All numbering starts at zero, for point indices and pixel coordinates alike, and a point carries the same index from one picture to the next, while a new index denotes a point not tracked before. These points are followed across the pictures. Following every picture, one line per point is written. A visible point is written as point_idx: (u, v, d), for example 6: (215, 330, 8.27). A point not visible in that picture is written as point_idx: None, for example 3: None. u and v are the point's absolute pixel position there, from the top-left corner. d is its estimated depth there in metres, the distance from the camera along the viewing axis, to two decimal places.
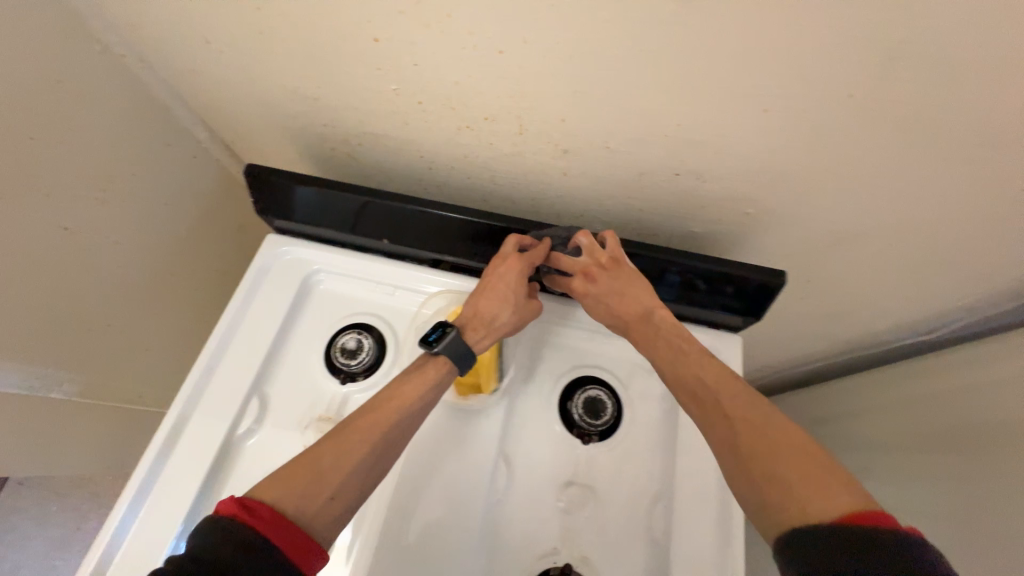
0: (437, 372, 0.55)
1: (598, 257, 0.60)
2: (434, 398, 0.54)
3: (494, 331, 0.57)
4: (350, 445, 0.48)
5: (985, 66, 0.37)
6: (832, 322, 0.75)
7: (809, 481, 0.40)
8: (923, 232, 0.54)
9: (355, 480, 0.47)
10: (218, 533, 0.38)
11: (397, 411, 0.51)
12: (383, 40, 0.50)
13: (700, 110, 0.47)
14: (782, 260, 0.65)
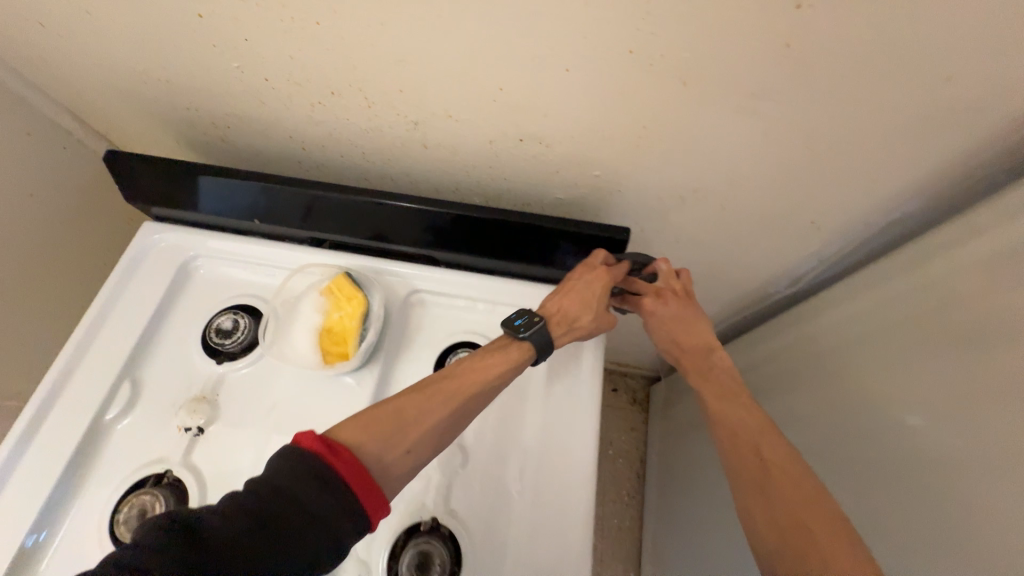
0: (518, 357, 0.53)
1: (673, 285, 0.60)
2: (509, 380, 0.52)
3: (574, 331, 0.57)
4: (421, 409, 0.47)
5: (757, 16, 0.38)
6: (720, 276, 0.77)
7: (834, 543, 0.41)
8: (763, 181, 0.56)
9: (430, 439, 0.46)
10: (307, 468, 0.38)
11: (476, 385, 0.50)
12: (207, 15, 0.47)
13: (522, 71, 0.46)
14: (649, 220, 0.65)
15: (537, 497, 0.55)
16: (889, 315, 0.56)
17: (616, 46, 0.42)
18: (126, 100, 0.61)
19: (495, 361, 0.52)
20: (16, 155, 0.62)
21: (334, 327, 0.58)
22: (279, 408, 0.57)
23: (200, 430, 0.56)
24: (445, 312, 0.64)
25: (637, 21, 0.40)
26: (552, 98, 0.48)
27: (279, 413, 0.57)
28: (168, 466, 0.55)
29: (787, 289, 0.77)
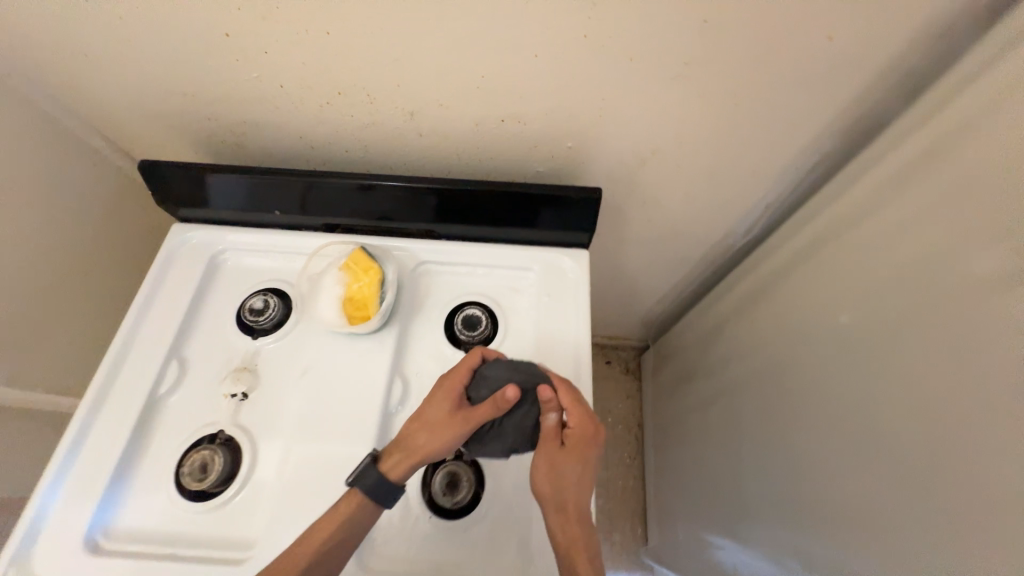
0: (347, 506, 0.54)
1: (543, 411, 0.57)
2: (366, 517, 0.54)
3: (409, 459, 0.55)
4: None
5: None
6: (688, 230, 0.87)
7: None
8: (710, 138, 0.66)
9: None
10: None
11: (346, 514, 0.54)
12: (232, 33, 0.56)
13: (500, 58, 0.56)
14: (619, 183, 0.76)
15: None
16: (822, 243, 0.67)
17: (573, 32, 0.52)
18: (153, 117, 0.69)
19: (358, 515, 0.54)
20: (55, 171, 0.69)
21: (356, 295, 0.66)
22: (313, 370, 0.65)
23: (245, 395, 0.64)
24: (450, 278, 0.73)
25: (587, 10, 0.50)
26: (525, 81, 0.58)
27: (314, 375, 0.65)
28: (221, 428, 0.62)
29: (744, 238, 0.88)
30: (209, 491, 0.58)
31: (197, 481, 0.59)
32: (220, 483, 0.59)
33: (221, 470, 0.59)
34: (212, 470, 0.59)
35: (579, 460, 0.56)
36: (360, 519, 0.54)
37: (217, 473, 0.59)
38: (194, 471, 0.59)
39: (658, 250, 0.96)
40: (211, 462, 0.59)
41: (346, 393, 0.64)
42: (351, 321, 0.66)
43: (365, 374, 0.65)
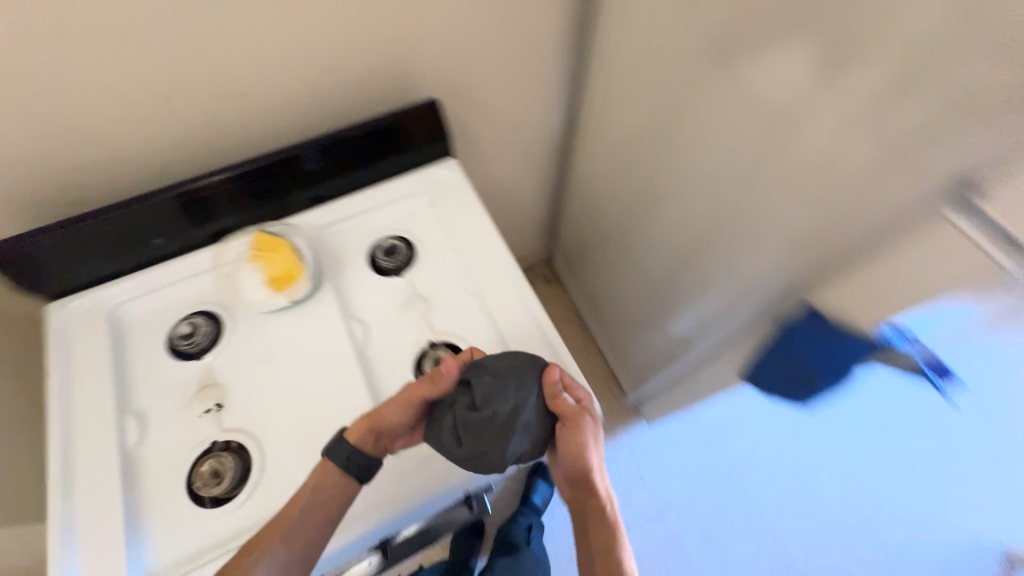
0: (314, 475, 0.59)
1: (558, 404, 0.61)
2: (324, 493, 0.58)
3: (371, 428, 0.60)
4: (280, 535, 0.56)
5: None
6: (526, 119, 1.04)
7: None
8: (501, 32, 0.81)
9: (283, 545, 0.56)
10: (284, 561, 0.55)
11: (305, 493, 0.58)
12: (24, 68, 0.55)
13: (301, 8, 0.63)
14: (454, 94, 0.88)
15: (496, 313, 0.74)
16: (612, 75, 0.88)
17: None
18: None
19: (329, 477, 0.59)
20: None
21: (274, 271, 0.70)
22: (273, 353, 0.69)
23: (219, 407, 0.66)
24: (354, 229, 0.80)
25: None
26: (332, 23, 0.67)
27: (276, 356, 0.69)
28: (213, 439, 0.64)
29: (569, 112, 1.07)
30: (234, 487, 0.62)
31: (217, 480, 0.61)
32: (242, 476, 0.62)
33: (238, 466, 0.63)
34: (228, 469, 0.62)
35: (594, 436, 0.63)
36: (330, 486, 0.59)
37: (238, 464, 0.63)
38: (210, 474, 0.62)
39: (518, 150, 1.11)
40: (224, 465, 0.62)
41: (314, 354, 0.70)
42: (280, 292, 0.70)
43: (322, 331, 0.71)
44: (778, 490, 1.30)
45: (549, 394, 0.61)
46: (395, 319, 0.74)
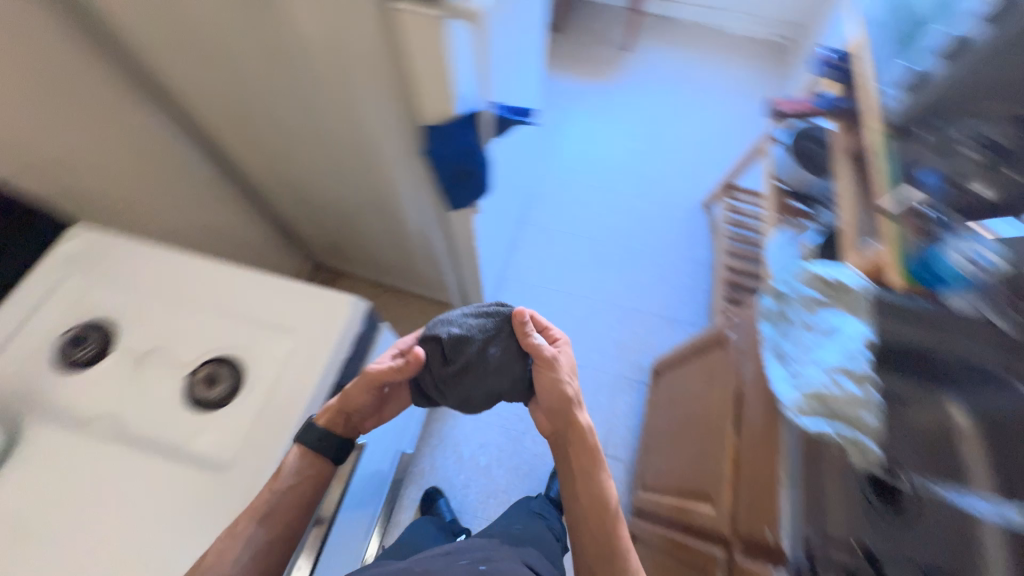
0: (290, 460, 0.63)
1: (543, 354, 0.71)
2: (296, 476, 0.63)
3: (336, 412, 0.66)
4: (255, 518, 0.59)
5: None
6: (143, 150, 0.99)
7: (597, 522, 0.70)
8: (22, 86, 0.74)
9: (260, 514, 0.60)
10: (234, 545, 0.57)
11: (281, 478, 0.62)
12: None
13: None
14: (26, 170, 0.78)
15: (227, 305, 0.75)
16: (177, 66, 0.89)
17: None
18: None
19: (302, 457, 0.64)
20: None
21: None
22: (22, 517, 0.61)
23: None
24: (12, 358, 0.69)
25: None
26: None
27: (29, 516, 0.61)
28: None
29: (197, 145, 1.13)
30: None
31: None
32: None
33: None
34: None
35: (567, 373, 0.74)
36: (297, 473, 0.63)
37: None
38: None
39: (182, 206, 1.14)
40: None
41: (72, 477, 0.63)
42: None
43: (61, 454, 0.64)
44: (553, 257, 1.80)
45: (522, 335, 0.71)
46: (137, 385, 0.69)
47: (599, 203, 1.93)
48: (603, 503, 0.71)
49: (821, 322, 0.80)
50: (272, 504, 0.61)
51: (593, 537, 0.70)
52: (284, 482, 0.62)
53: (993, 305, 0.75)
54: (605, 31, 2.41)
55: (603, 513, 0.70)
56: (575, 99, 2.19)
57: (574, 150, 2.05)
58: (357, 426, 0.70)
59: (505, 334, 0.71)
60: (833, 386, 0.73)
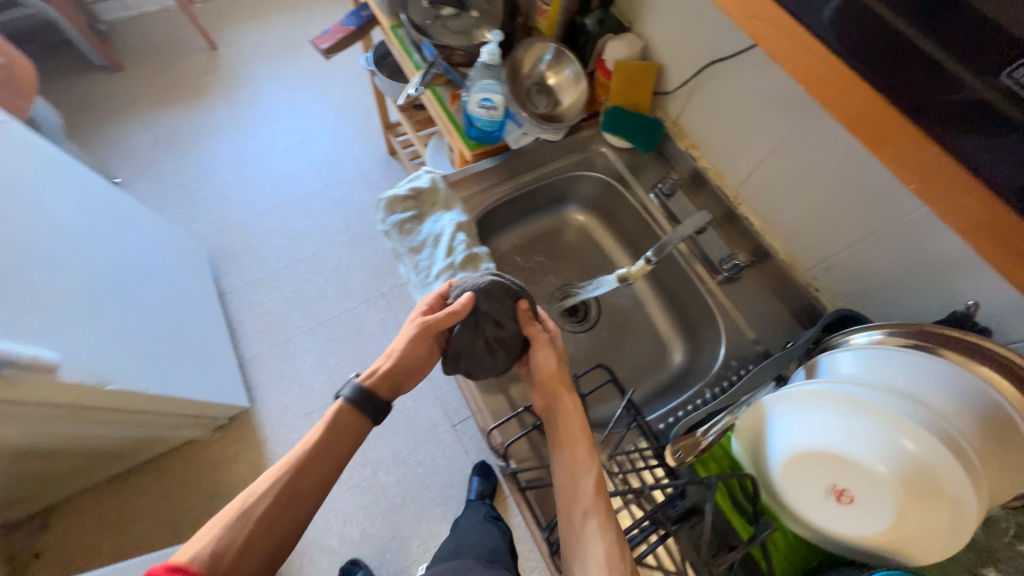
0: (343, 414, 0.70)
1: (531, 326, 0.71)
2: (320, 448, 0.68)
3: (388, 369, 0.73)
4: (257, 499, 0.63)
5: None
6: None
7: (588, 497, 0.60)
8: None
9: (265, 507, 0.63)
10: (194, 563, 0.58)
11: (302, 456, 0.67)
12: None
13: None
14: None
15: None
16: None
17: None
18: None
19: (349, 414, 0.71)
20: None
21: None
22: None
23: None
24: None
25: None
26: None
27: None
28: None
29: None
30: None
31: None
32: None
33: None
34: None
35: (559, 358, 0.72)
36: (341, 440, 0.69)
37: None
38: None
39: None
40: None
41: None
42: None
43: None
44: (275, 309, 1.67)
45: (523, 318, 0.71)
46: None
47: (290, 224, 1.83)
48: (582, 469, 0.61)
49: (429, 233, 0.78)
50: (298, 471, 0.66)
51: (575, 518, 0.59)
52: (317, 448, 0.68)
53: (539, 124, 0.88)
54: (191, 65, 2.14)
55: (600, 500, 0.59)
56: (201, 151, 1.94)
57: (238, 200, 1.86)
58: (406, 380, 0.75)
59: (528, 308, 0.72)
60: (449, 286, 0.74)
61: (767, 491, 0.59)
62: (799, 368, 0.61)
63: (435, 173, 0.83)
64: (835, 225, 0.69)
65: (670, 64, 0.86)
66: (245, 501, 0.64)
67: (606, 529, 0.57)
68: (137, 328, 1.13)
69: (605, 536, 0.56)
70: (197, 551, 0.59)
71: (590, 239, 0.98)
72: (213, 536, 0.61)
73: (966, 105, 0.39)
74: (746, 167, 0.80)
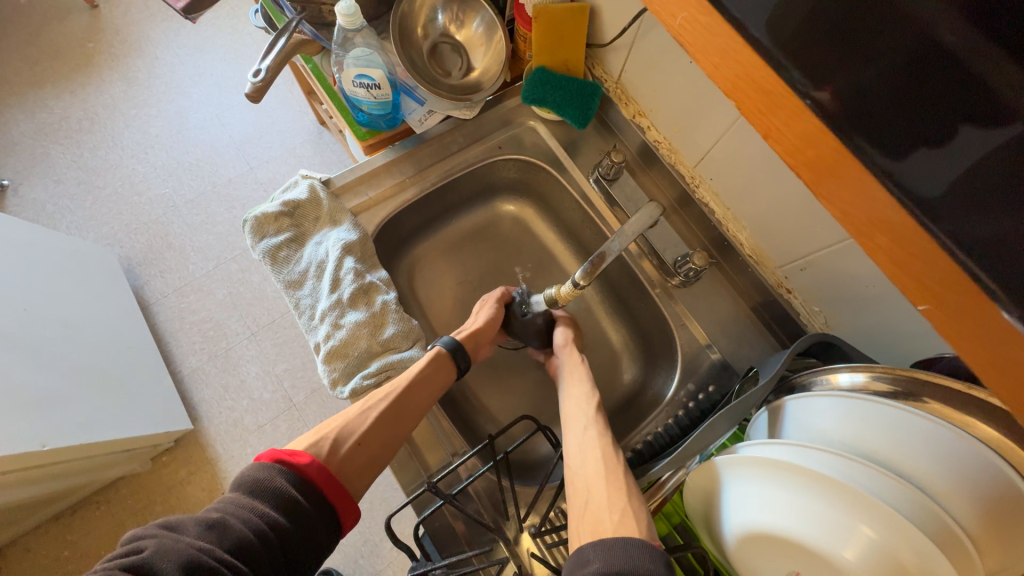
0: (443, 357, 0.62)
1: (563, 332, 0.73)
2: (424, 375, 0.59)
3: (474, 336, 0.67)
4: (363, 406, 0.56)
5: None
6: None
7: (612, 482, 0.52)
8: None
9: (365, 423, 0.54)
10: (298, 469, 0.47)
11: (410, 374, 0.59)
12: None
13: None
14: None
15: None
16: None
17: None
18: None
19: (445, 358, 0.62)
20: None
21: None
22: None
23: None
24: None
25: None
26: None
27: None
28: None
29: None
30: (219, 557, 0.39)
31: (159, 557, 0.37)
32: (266, 530, 0.42)
33: (249, 493, 0.44)
34: (246, 502, 0.43)
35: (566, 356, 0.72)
36: (445, 366, 0.62)
37: (256, 485, 0.45)
38: (132, 545, 0.38)
39: None
40: (181, 540, 0.39)
41: None
42: None
43: None
44: (210, 315, 1.50)
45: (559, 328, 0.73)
46: None
47: (215, 217, 1.61)
48: (602, 459, 0.55)
49: (311, 259, 0.64)
50: (408, 390, 0.57)
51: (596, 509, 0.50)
52: (426, 369, 0.60)
53: (446, 97, 0.69)
54: (68, 30, 1.79)
55: (608, 462, 0.54)
56: (98, 139, 1.67)
57: (149, 193, 1.62)
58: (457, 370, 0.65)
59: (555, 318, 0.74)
60: (336, 330, 0.60)
61: (715, 545, 0.50)
62: (763, 411, 0.52)
63: (313, 179, 0.66)
64: (809, 221, 0.55)
65: (604, 5, 0.65)
66: (355, 409, 0.56)
67: (613, 484, 0.52)
68: (18, 375, 0.97)
69: (611, 493, 0.51)
70: (309, 443, 0.52)
71: (527, 232, 0.82)
72: (324, 431, 0.53)
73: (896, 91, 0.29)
74: (702, 141, 0.64)
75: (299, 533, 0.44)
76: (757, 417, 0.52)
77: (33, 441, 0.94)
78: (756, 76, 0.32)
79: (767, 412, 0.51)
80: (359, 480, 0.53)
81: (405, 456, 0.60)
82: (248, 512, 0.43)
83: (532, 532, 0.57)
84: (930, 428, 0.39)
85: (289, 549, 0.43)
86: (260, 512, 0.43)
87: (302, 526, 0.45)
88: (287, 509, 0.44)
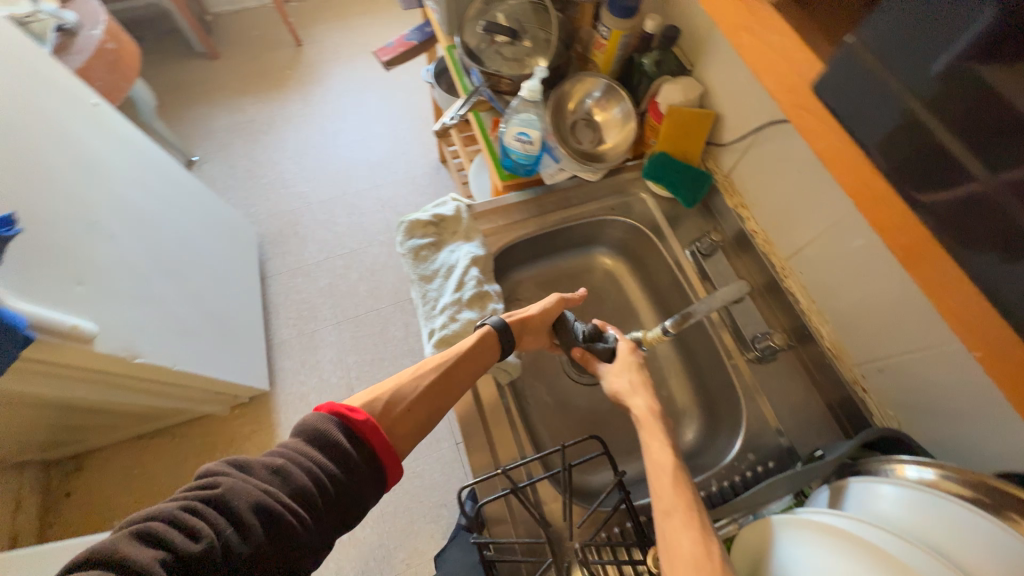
0: (485, 349, 0.68)
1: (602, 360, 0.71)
2: (470, 357, 0.66)
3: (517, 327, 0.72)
4: (412, 376, 0.62)
5: None
6: None
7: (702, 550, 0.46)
8: None
9: (410, 393, 0.61)
10: (351, 424, 0.53)
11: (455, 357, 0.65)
12: None
13: None
14: None
15: None
16: None
17: None
18: None
19: (481, 350, 0.67)
20: None
21: None
22: None
23: None
24: None
25: None
26: None
27: None
28: None
29: None
30: (281, 502, 0.46)
31: (233, 493, 0.45)
32: (319, 483, 0.49)
33: (308, 445, 0.51)
34: (305, 453, 0.50)
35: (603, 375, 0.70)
36: (488, 351, 0.68)
37: (313, 438, 0.51)
38: (210, 478, 0.47)
39: None
40: (248, 482, 0.46)
41: None
42: None
43: None
44: (309, 299, 1.72)
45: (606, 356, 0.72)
46: None
47: (337, 220, 1.89)
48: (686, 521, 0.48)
49: (444, 262, 0.78)
50: (455, 365, 0.64)
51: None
52: (472, 354, 0.66)
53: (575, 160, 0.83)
54: (277, 59, 2.29)
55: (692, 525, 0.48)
56: (270, 141, 2.06)
57: (294, 189, 1.95)
58: (479, 365, 0.67)
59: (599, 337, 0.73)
60: (452, 322, 0.72)
61: None
62: (826, 488, 0.55)
63: (461, 202, 0.82)
64: (894, 325, 0.60)
65: (731, 114, 0.78)
66: (405, 376, 0.63)
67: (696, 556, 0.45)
68: (175, 304, 1.19)
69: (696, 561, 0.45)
70: (364, 402, 0.58)
71: (616, 285, 0.93)
72: (377, 393, 0.59)
73: (978, 215, 0.34)
74: (798, 239, 0.72)
75: (348, 492, 0.51)
76: (818, 492, 0.56)
77: (169, 359, 1.13)
78: (872, 180, 0.39)
79: (829, 490, 0.54)
80: (405, 444, 0.58)
81: (482, 445, 0.69)
82: (308, 463, 0.49)
83: (578, 546, 0.61)
84: (991, 530, 0.41)
85: (338, 502, 0.50)
86: (316, 464, 0.50)
87: (353, 483, 0.51)
88: (341, 465, 0.51)
